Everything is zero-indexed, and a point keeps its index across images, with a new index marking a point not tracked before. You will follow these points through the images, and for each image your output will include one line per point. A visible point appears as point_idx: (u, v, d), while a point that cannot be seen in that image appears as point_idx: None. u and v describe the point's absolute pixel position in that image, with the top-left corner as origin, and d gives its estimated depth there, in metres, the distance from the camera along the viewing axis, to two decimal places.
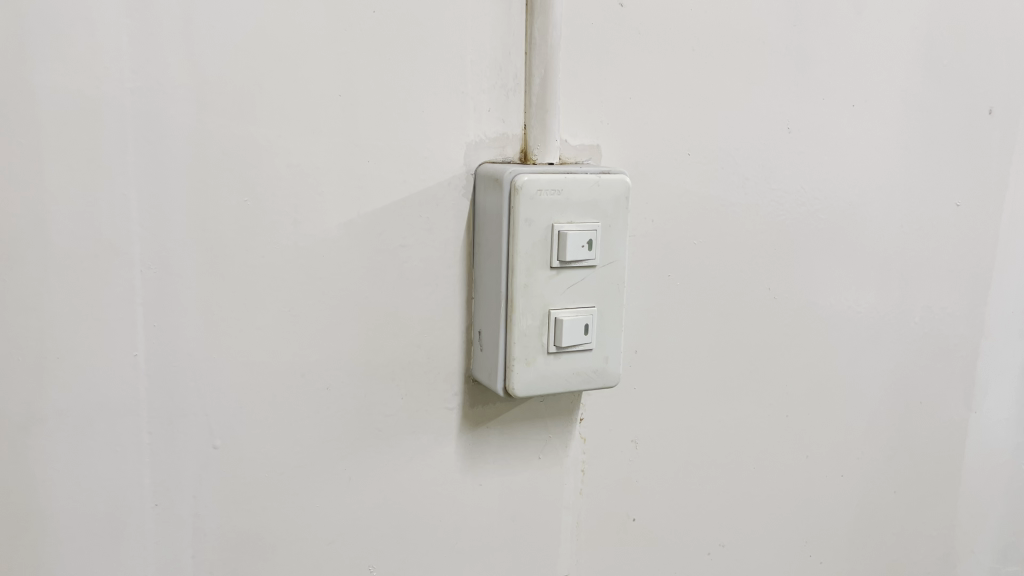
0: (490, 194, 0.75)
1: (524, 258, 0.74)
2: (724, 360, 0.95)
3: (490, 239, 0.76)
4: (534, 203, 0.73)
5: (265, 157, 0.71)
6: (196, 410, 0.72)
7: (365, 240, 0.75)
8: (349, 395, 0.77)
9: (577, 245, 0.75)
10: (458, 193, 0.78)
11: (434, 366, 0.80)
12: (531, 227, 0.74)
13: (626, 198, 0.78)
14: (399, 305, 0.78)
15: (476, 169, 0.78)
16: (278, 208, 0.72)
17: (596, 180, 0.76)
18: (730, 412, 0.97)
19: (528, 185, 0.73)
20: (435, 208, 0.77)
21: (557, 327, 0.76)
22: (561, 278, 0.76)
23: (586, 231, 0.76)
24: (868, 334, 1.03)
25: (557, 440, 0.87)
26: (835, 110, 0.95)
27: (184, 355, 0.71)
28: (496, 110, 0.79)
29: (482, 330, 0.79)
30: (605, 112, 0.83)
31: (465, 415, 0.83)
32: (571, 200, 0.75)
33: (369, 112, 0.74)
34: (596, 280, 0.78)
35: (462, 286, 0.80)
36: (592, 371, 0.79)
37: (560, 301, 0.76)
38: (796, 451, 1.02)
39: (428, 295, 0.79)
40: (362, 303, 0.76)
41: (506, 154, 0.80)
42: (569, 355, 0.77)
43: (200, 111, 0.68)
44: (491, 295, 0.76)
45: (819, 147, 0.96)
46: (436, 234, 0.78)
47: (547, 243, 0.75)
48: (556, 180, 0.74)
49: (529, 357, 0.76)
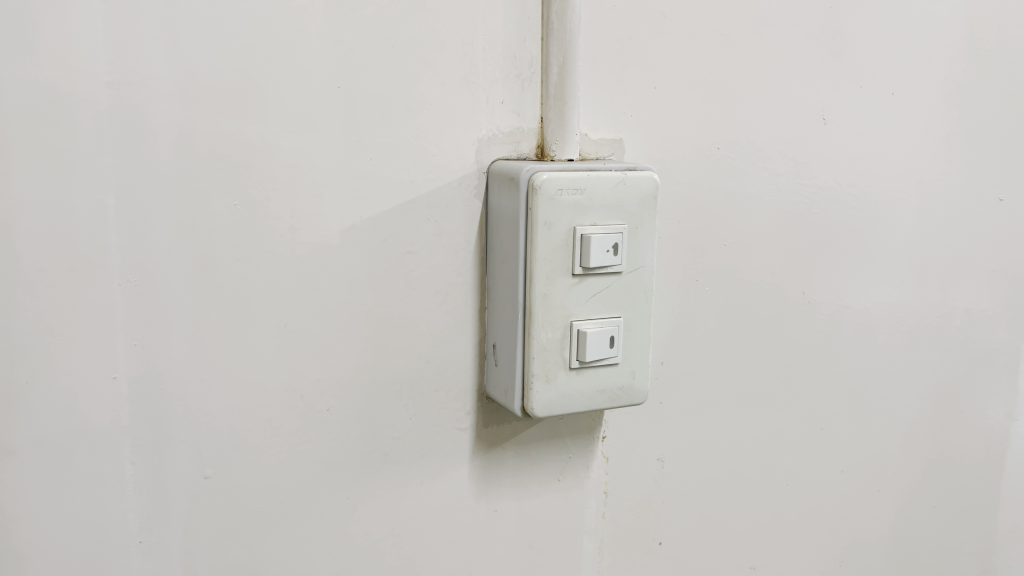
0: (505, 194, 0.69)
1: (543, 264, 0.67)
2: (755, 371, 0.88)
3: (506, 244, 0.69)
4: (555, 204, 0.67)
5: (258, 157, 0.64)
6: (184, 437, 0.65)
7: (368, 247, 0.69)
8: (353, 416, 0.71)
9: (601, 250, 0.69)
10: (469, 194, 0.71)
11: (445, 383, 0.73)
12: (551, 230, 0.67)
13: (655, 197, 0.71)
14: (406, 317, 0.71)
15: (488, 167, 0.72)
16: (273, 213, 0.65)
17: (622, 178, 0.69)
18: (762, 426, 0.90)
19: (548, 184, 0.66)
20: (444, 210, 0.71)
21: (581, 340, 0.69)
22: (584, 286, 0.69)
23: (611, 234, 0.69)
24: (906, 340, 0.96)
25: (578, 460, 0.81)
26: (872, 100, 0.88)
27: (170, 377, 0.64)
28: (510, 102, 0.72)
29: (497, 343, 0.72)
30: (627, 104, 0.77)
31: (479, 435, 0.76)
32: (595, 200, 0.68)
33: (372, 106, 0.67)
34: (621, 288, 0.71)
35: (474, 296, 0.73)
36: (617, 389, 0.72)
37: (583, 312, 0.70)
38: (832, 466, 0.95)
39: (438, 305, 0.72)
40: (366, 316, 0.69)
41: (521, 150, 0.73)
42: (593, 370, 0.71)
43: (185, 106, 0.62)
44: (507, 305, 0.70)
45: (855, 140, 0.89)
46: (446, 239, 0.71)
47: (569, 249, 0.68)
48: (578, 179, 0.67)
49: (549, 373, 0.69)
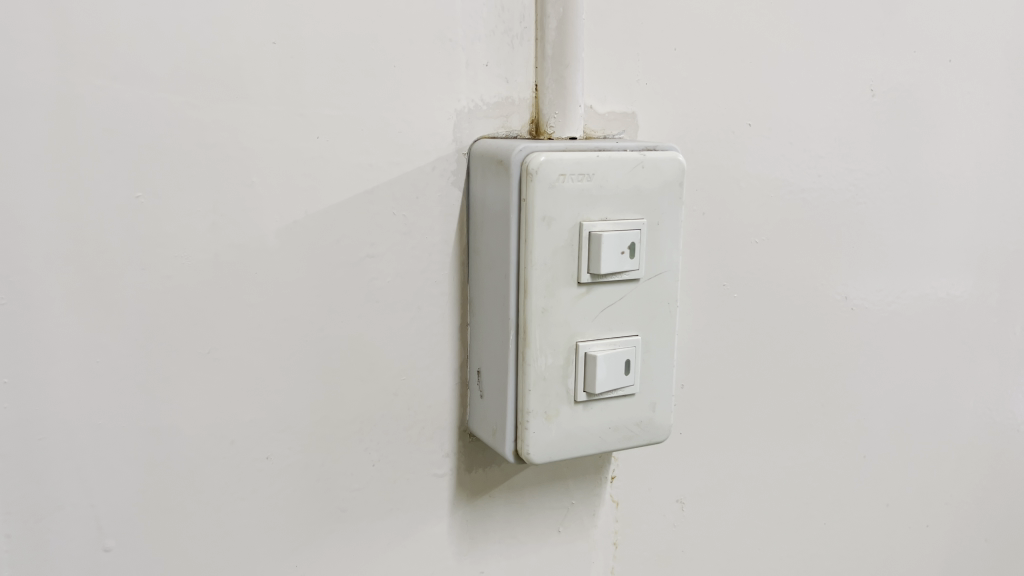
0: (492, 181, 0.54)
1: (541, 271, 0.52)
2: (790, 392, 0.74)
3: (493, 244, 0.54)
4: (555, 193, 0.52)
5: (167, 135, 0.49)
6: (77, 499, 0.50)
7: (315, 251, 0.53)
8: (300, 464, 0.56)
9: (615, 252, 0.54)
10: (446, 181, 0.56)
11: (418, 419, 0.58)
12: (551, 227, 0.52)
13: (682, 183, 0.56)
14: (365, 339, 0.56)
15: (470, 147, 0.57)
16: (189, 208, 0.50)
17: (640, 160, 0.54)
18: (797, 456, 0.76)
19: (547, 168, 0.51)
20: (414, 202, 0.56)
21: (589, 367, 0.55)
22: (592, 299, 0.54)
23: (627, 231, 0.54)
24: (961, 352, 0.82)
25: (583, 506, 0.66)
26: (927, 67, 0.74)
27: (55, 423, 0.49)
28: (497, 65, 0.57)
29: (483, 369, 0.57)
30: (641, 69, 0.62)
31: (462, 482, 0.61)
32: (606, 188, 0.53)
33: (318, 71, 0.52)
34: (639, 299, 0.56)
35: (454, 310, 0.58)
36: (634, 426, 0.58)
37: (592, 331, 0.55)
38: (875, 499, 0.81)
39: (407, 323, 0.57)
40: (314, 338, 0.54)
41: (511, 126, 0.58)
42: (604, 404, 0.56)
43: (65, 67, 0.46)
44: (495, 323, 0.55)
45: (909, 117, 0.74)
46: (417, 239, 0.56)
47: (574, 250, 0.53)
48: (584, 161, 0.52)
49: (549, 409, 0.54)
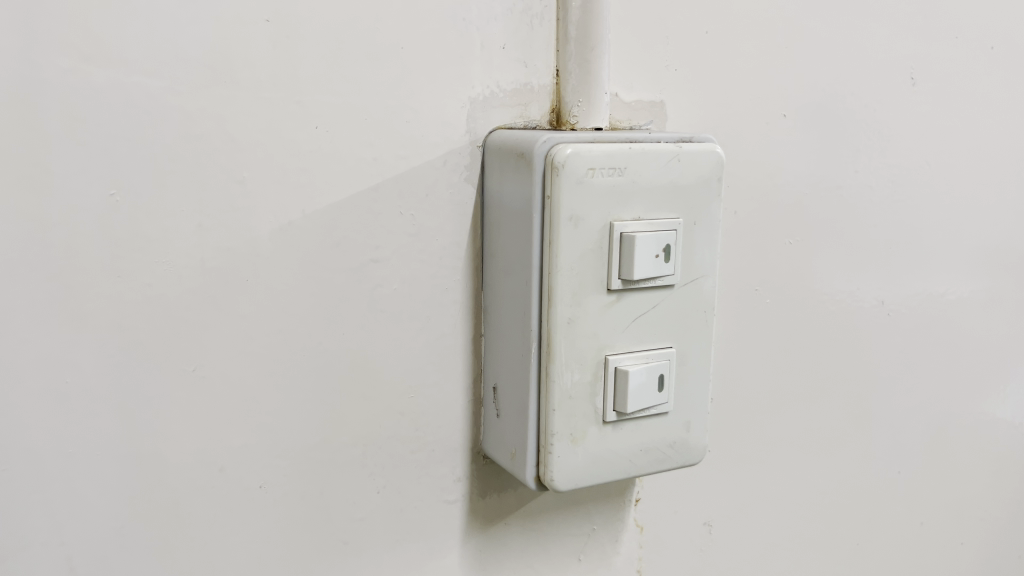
0: (511, 176, 0.48)
1: (568, 277, 0.47)
2: (824, 405, 0.68)
3: (512, 246, 0.49)
4: (583, 189, 0.46)
5: (145, 124, 0.43)
6: (43, 537, 0.44)
7: (313, 255, 0.48)
8: (296, 493, 0.50)
9: (649, 255, 0.48)
10: (458, 177, 0.51)
11: (426, 441, 0.53)
12: (579, 227, 0.47)
13: (719, 179, 0.51)
14: (369, 353, 0.50)
15: (485, 139, 0.51)
16: (171, 207, 0.44)
17: (676, 152, 0.49)
18: (830, 472, 0.70)
19: (575, 162, 0.46)
20: (423, 199, 0.50)
21: (620, 384, 0.49)
22: (623, 308, 0.49)
23: (661, 232, 0.49)
24: (1000, 360, 0.77)
25: (604, 532, 0.60)
26: (969, 54, 0.69)
27: (18, 452, 0.43)
28: (514, 48, 0.51)
29: (499, 386, 0.51)
30: (670, 54, 0.56)
31: (475, 509, 0.55)
32: (640, 184, 0.48)
33: (316, 53, 0.46)
34: (672, 308, 0.51)
35: (466, 319, 0.53)
36: (666, 448, 0.52)
37: (622, 343, 0.49)
38: (909, 517, 0.76)
39: (415, 334, 0.51)
40: (312, 352, 0.49)
41: (530, 116, 0.52)
42: (635, 424, 0.50)
43: (27, 45, 0.40)
44: (515, 334, 0.49)
45: (949, 108, 0.69)
46: (426, 241, 0.50)
47: (604, 254, 0.48)
48: (616, 154, 0.47)
49: (575, 431, 0.49)
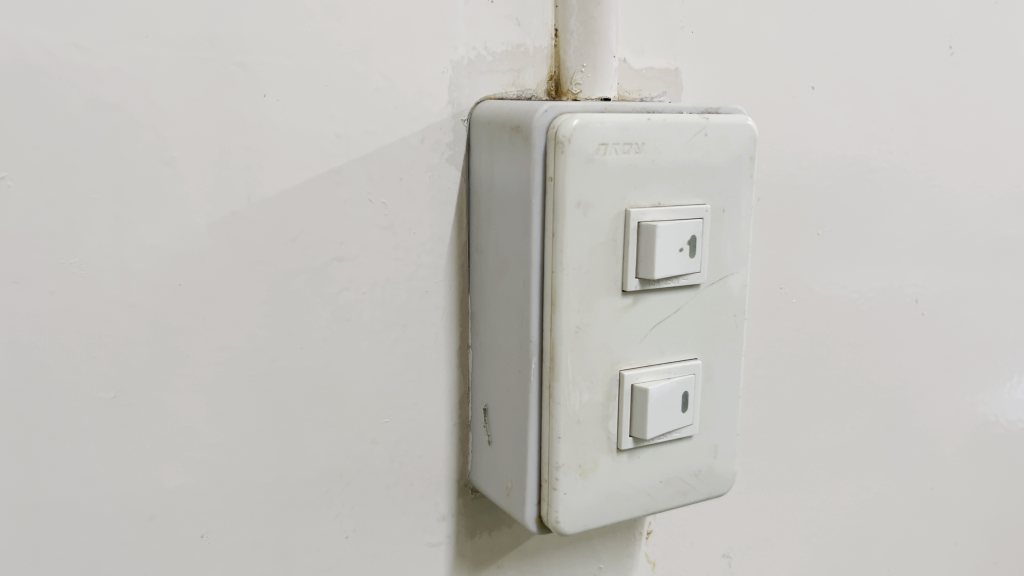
0: (504, 154, 0.40)
1: (575, 277, 0.38)
2: (856, 416, 0.60)
3: (506, 239, 0.40)
4: (592, 169, 0.38)
5: (45, 90, 0.34)
6: None
7: (263, 253, 0.39)
8: (247, 541, 0.41)
9: (672, 249, 0.40)
10: (439, 157, 0.42)
11: (405, 473, 0.44)
12: (588, 216, 0.38)
13: (751, 158, 0.42)
14: (333, 371, 0.41)
15: (471, 111, 0.42)
16: (81, 195, 0.35)
17: (702, 125, 0.41)
18: (859, 492, 0.62)
19: (583, 135, 0.37)
20: (397, 184, 0.41)
21: (637, 405, 0.41)
22: (640, 313, 0.41)
23: (685, 221, 0.40)
24: None
25: (612, 570, 0.52)
26: (1015, 17, 0.60)
27: None
28: (506, 2, 0.42)
29: (491, 407, 0.43)
30: (685, 12, 0.48)
31: (462, 550, 0.47)
32: (660, 163, 0.40)
33: (263, 3, 0.37)
34: (697, 312, 0.42)
35: (451, 328, 0.44)
36: (690, 478, 0.44)
37: (640, 355, 0.41)
38: (944, 538, 0.67)
39: (389, 347, 0.43)
40: (264, 372, 0.40)
41: (524, 84, 0.44)
42: (654, 451, 0.42)
43: None
44: (510, 346, 0.41)
45: (992, 79, 0.60)
46: (401, 235, 0.42)
47: (618, 248, 0.39)
48: (632, 126, 0.39)
49: (584, 462, 0.40)
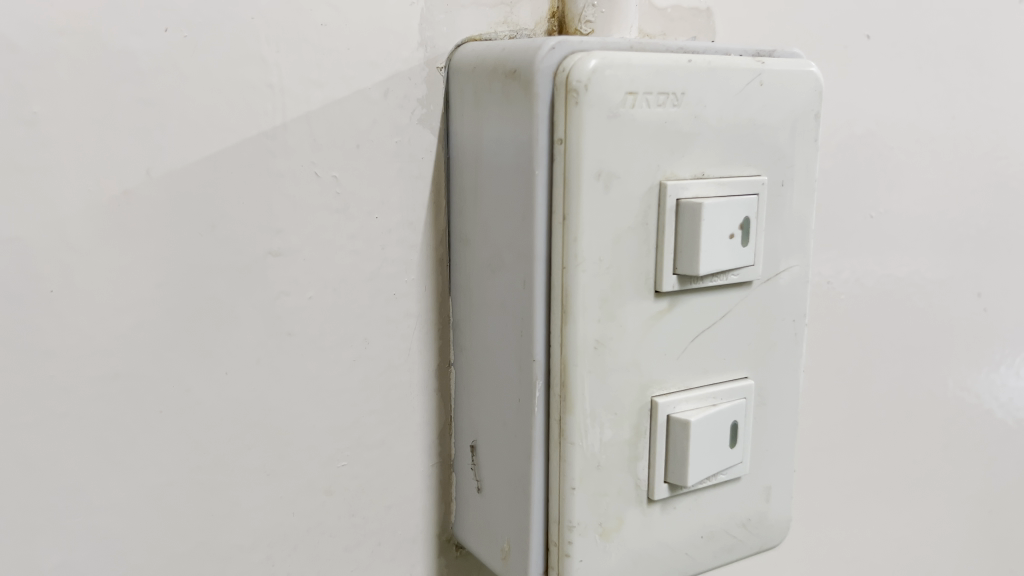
0: (495, 109, 0.30)
1: (593, 275, 0.28)
2: (909, 432, 0.51)
3: (499, 225, 0.30)
4: (617, 127, 0.28)
5: None
6: None
7: (169, 246, 0.28)
8: None
9: (724, 236, 0.30)
10: (409, 116, 0.32)
11: (369, 530, 0.34)
12: (611, 192, 0.28)
13: (816, 117, 0.33)
14: (271, 402, 0.31)
15: (450, 57, 0.32)
16: None
17: (758, 71, 0.31)
18: (913, 522, 0.52)
19: (604, 81, 0.27)
20: (353, 151, 0.31)
21: (675, 442, 0.31)
22: (677, 321, 0.31)
23: (738, 198, 0.31)
24: None
25: None
26: None
27: None
28: None
29: (480, 444, 0.33)
30: None
31: None
32: (704, 121, 0.30)
33: None
34: (747, 317, 0.33)
35: (427, 342, 0.34)
36: (738, 530, 0.34)
37: (676, 375, 0.31)
38: (1002, 569, 0.58)
39: (345, 367, 0.32)
40: (176, 407, 0.29)
41: (517, 22, 0.34)
42: (693, 499, 0.32)
43: None
44: (506, 367, 0.31)
45: None
46: (359, 220, 0.32)
47: (650, 234, 0.29)
48: (669, 71, 0.29)
49: (607, 520, 0.30)
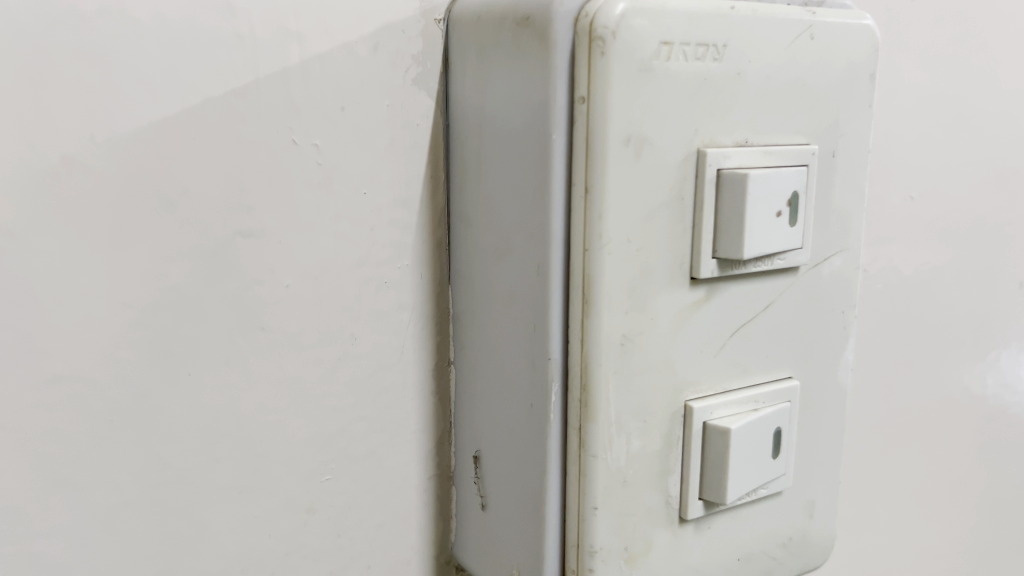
0: (503, 65, 0.25)
1: (620, 260, 0.24)
2: (946, 433, 0.47)
3: (507, 202, 0.26)
4: (648, 84, 0.24)
5: None
6: None
7: (122, 226, 0.24)
8: None
9: (772, 215, 0.26)
10: (403, 76, 0.28)
11: (359, 553, 0.30)
12: (642, 161, 0.24)
13: (871, 79, 0.28)
14: (244, 409, 0.27)
15: (449, 8, 0.28)
16: None
17: (809, 23, 0.26)
18: (948, 529, 0.48)
19: (634, 29, 0.23)
20: (338, 116, 0.27)
21: (711, 453, 0.27)
22: (715, 313, 0.26)
23: (785, 170, 0.26)
24: None
25: None
26: None
27: None
28: None
29: (484, 455, 0.29)
30: None
31: None
32: (748, 79, 0.25)
33: None
34: (792, 309, 0.29)
35: (423, 338, 0.30)
36: (778, 551, 0.30)
37: (713, 375, 0.27)
38: None
39: (329, 367, 0.28)
40: (132, 416, 0.25)
41: None
42: (730, 517, 0.28)
43: None
44: (514, 367, 0.26)
45: None
46: (346, 197, 0.27)
47: (685, 211, 0.25)
48: (710, 19, 0.24)
49: (633, 545, 0.26)
